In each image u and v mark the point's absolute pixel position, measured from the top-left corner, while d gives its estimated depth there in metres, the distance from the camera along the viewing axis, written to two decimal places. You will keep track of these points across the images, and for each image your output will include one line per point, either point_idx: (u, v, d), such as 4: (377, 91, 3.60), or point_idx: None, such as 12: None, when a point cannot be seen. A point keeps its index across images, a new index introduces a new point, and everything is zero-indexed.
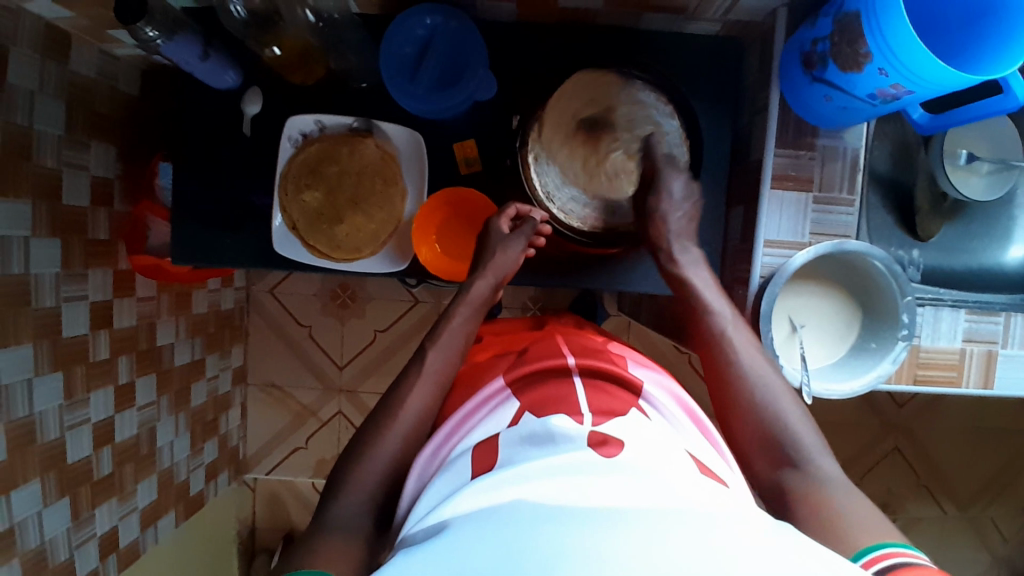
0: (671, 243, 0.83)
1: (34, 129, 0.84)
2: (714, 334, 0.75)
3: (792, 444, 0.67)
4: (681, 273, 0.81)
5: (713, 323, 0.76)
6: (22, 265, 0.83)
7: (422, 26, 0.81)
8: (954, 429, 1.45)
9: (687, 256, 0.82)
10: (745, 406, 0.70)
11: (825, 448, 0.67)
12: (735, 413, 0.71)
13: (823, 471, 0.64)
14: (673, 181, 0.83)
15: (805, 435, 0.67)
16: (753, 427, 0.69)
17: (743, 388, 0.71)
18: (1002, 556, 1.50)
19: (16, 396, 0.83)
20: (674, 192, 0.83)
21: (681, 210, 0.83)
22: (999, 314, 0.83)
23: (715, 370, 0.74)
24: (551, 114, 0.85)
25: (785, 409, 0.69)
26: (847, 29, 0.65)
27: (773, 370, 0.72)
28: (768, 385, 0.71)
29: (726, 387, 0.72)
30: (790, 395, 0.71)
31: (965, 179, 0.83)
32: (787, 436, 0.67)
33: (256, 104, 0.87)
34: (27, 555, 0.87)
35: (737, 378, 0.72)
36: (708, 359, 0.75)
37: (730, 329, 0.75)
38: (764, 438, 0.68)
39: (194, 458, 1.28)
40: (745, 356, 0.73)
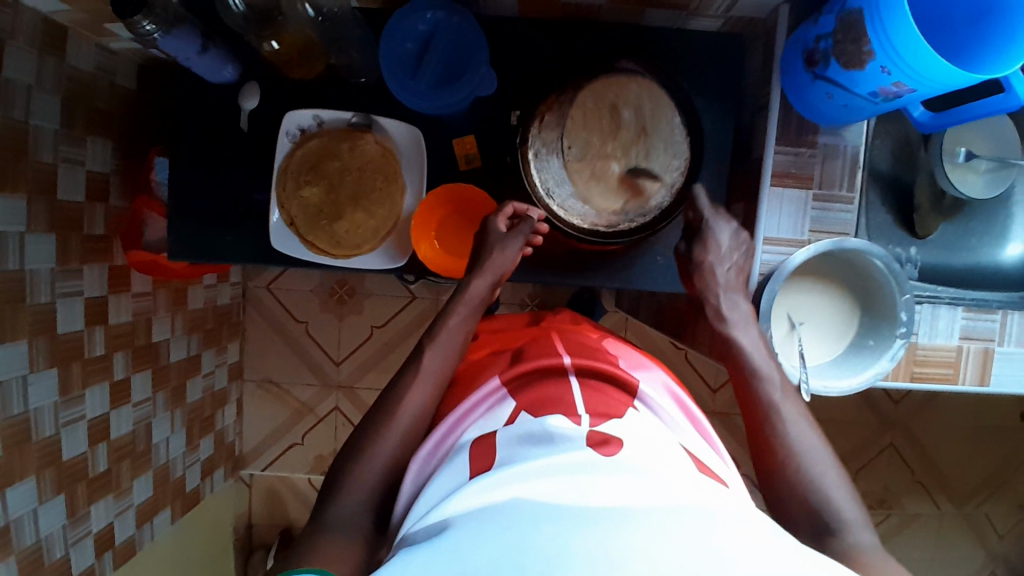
0: (720, 298, 0.80)
1: (30, 124, 0.83)
2: (760, 397, 0.74)
3: (833, 516, 0.64)
4: (728, 331, 0.79)
5: (761, 385, 0.74)
6: (17, 261, 0.82)
7: (424, 21, 0.80)
8: (949, 426, 1.46)
9: (736, 312, 0.79)
10: (787, 472, 0.68)
11: (867, 523, 0.64)
12: (777, 478, 0.68)
13: (865, 546, 0.61)
14: (720, 231, 0.81)
15: (848, 508, 0.64)
16: (794, 493, 0.67)
17: (788, 455, 0.69)
18: (996, 552, 1.51)
19: (12, 392, 0.83)
20: (722, 243, 0.81)
21: (729, 262, 0.81)
22: (996, 312, 0.83)
23: (759, 436, 0.72)
24: (550, 112, 0.83)
25: (828, 479, 0.67)
26: (850, 27, 0.65)
27: (819, 439, 0.70)
28: (814, 455, 0.68)
29: (769, 452, 0.70)
30: (835, 466, 0.68)
31: (962, 177, 0.83)
32: (828, 506, 0.64)
33: (254, 98, 0.86)
34: (23, 552, 0.86)
35: (780, 443, 0.70)
36: (752, 422, 0.73)
37: (777, 394, 0.73)
38: (804, 506, 0.65)
39: (190, 455, 1.28)
40: (791, 424, 0.71)
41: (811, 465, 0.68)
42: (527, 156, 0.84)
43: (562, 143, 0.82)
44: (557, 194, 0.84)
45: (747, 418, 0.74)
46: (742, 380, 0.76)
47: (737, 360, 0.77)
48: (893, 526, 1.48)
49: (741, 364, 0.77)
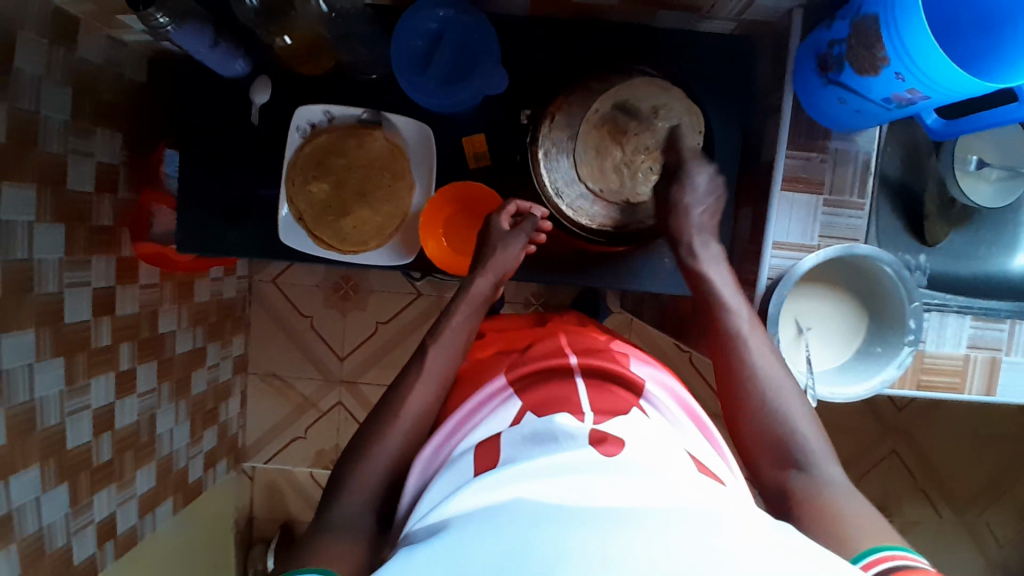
0: (692, 237, 0.80)
1: (39, 115, 0.83)
2: (728, 330, 0.73)
3: (797, 445, 0.65)
4: (700, 270, 0.78)
5: (729, 319, 0.74)
6: (25, 251, 0.82)
7: (434, 19, 0.81)
8: (952, 434, 1.46)
9: (707, 252, 0.79)
10: (755, 407, 0.68)
11: (833, 456, 0.65)
12: (744, 413, 0.69)
13: (830, 478, 0.62)
14: (698, 174, 0.81)
15: (814, 442, 0.65)
16: (761, 427, 0.67)
17: (755, 389, 0.69)
18: (996, 560, 1.51)
19: (17, 381, 0.83)
20: (698, 184, 0.81)
21: (703, 206, 0.81)
22: (1003, 322, 0.83)
23: (727, 369, 0.72)
24: (559, 113, 0.83)
25: (795, 414, 0.67)
26: (864, 33, 0.65)
27: (787, 374, 0.70)
28: (783, 389, 0.69)
29: (737, 388, 0.70)
30: (801, 400, 0.68)
31: (973, 185, 0.83)
32: (794, 440, 0.65)
33: (264, 92, 0.87)
34: (25, 541, 0.87)
35: (747, 376, 0.70)
36: (721, 357, 0.73)
37: (745, 327, 0.73)
38: (771, 440, 0.66)
39: (193, 446, 1.28)
40: (760, 358, 0.71)
41: (777, 398, 0.68)
42: (536, 157, 0.84)
43: (574, 143, 0.83)
44: (566, 194, 0.84)
45: (715, 355, 0.74)
46: (710, 316, 0.76)
47: (707, 297, 0.76)
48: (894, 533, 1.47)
49: (712, 301, 0.76)
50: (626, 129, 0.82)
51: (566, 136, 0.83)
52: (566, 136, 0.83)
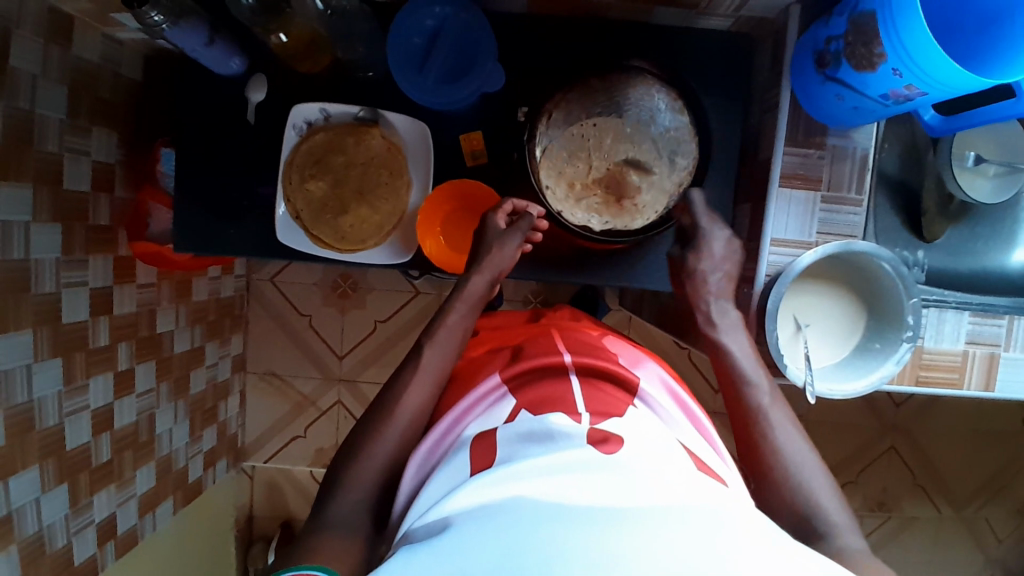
0: (710, 305, 0.81)
1: (35, 114, 0.83)
2: (748, 402, 0.73)
3: (821, 518, 0.63)
4: (717, 337, 0.78)
5: (748, 391, 0.73)
6: (22, 251, 0.82)
7: (431, 16, 0.80)
8: (951, 430, 1.46)
9: (726, 319, 0.79)
10: (778, 481, 0.67)
11: (855, 527, 0.64)
12: (766, 487, 0.67)
13: (853, 548, 0.61)
14: (714, 239, 0.82)
15: (837, 514, 0.64)
16: (784, 502, 0.65)
17: (776, 461, 0.68)
18: (995, 556, 1.51)
19: (15, 382, 0.83)
20: (715, 250, 0.82)
21: (720, 271, 0.82)
22: (1001, 317, 0.83)
23: (747, 443, 0.71)
24: (558, 109, 0.83)
25: (817, 485, 0.66)
26: (862, 29, 0.65)
27: (808, 446, 0.70)
28: (805, 462, 0.67)
29: (759, 461, 0.69)
30: (824, 471, 0.68)
31: (971, 182, 0.82)
32: (817, 512, 0.64)
33: (260, 91, 0.86)
34: (24, 541, 0.87)
35: (769, 448, 0.69)
36: (741, 429, 0.72)
37: (765, 399, 0.73)
38: (794, 513, 0.65)
39: (193, 445, 1.28)
40: (780, 429, 0.70)
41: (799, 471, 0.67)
42: (533, 151, 0.82)
43: (570, 140, 0.83)
44: (562, 190, 0.83)
45: (737, 428, 0.73)
46: (729, 388, 0.75)
47: (725, 366, 0.76)
48: (892, 528, 1.48)
49: (730, 372, 0.76)
50: (622, 134, 0.83)
51: (563, 133, 0.83)
52: (563, 133, 0.83)
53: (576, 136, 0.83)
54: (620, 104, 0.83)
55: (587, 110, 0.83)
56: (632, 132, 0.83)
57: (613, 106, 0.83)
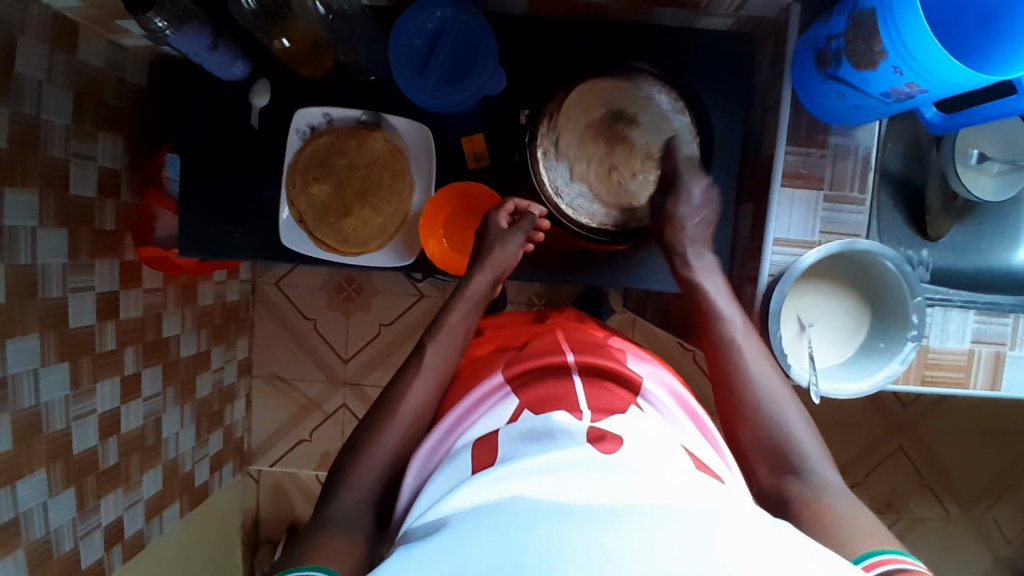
0: (686, 247, 0.80)
1: (41, 120, 0.84)
2: (722, 337, 0.73)
3: (796, 452, 0.64)
4: (694, 278, 0.78)
5: (723, 327, 0.73)
6: (29, 256, 0.83)
7: (432, 19, 0.81)
8: (958, 430, 1.45)
9: (701, 262, 0.79)
10: (752, 414, 0.67)
11: (829, 461, 0.64)
12: (742, 420, 0.68)
13: (828, 483, 0.61)
14: (693, 184, 0.80)
15: (810, 446, 0.65)
16: (758, 435, 0.66)
17: (751, 394, 0.69)
18: (1004, 556, 1.50)
19: (23, 386, 0.83)
20: (694, 196, 0.80)
21: (699, 215, 0.80)
22: (1007, 315, 0.83)
23: (722, 378, 0.71)
24: (562, 110, 0.83)
25: (790, 418, 0.67)
26: (862, 27, 0.65)
27: (780, 378, 0.70)
28: (779, 397, 0.68)
29: (734, 397, 0.69)
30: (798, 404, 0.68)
31: (975, 180, 0.81)
32: (792, 445, 0.65)
33: (264, 96, 0.87)
34: (32, 544, 0.87)
35: (743, 382, 0.69)
36: (716, 366, 0.72)
37: (739, 334, 0.73)
38: (768, 446, 0.65)
39: (199, 449, 1.29)
40: (754, 364, 0.70)
41: (772, 404, 0.68)
42: (535, 153, 0.84)
43: (575, 141, 0.83)
44: (566, 190, 0.84)
45: (711, 365, 0.73)
46: (704, 325, 0.75)
47: (700, 306, 0.76)
48: (900, 529, 1.47)
49: (705, 309, 0.75)
50: (633, 133, 0.83)
51: (568, 134, 0.84)
52: (568, 134, 0.84)
53: (583, 136, 0.83)
54: (632, 103, 0.83)
55: (592, 110, 0.83)
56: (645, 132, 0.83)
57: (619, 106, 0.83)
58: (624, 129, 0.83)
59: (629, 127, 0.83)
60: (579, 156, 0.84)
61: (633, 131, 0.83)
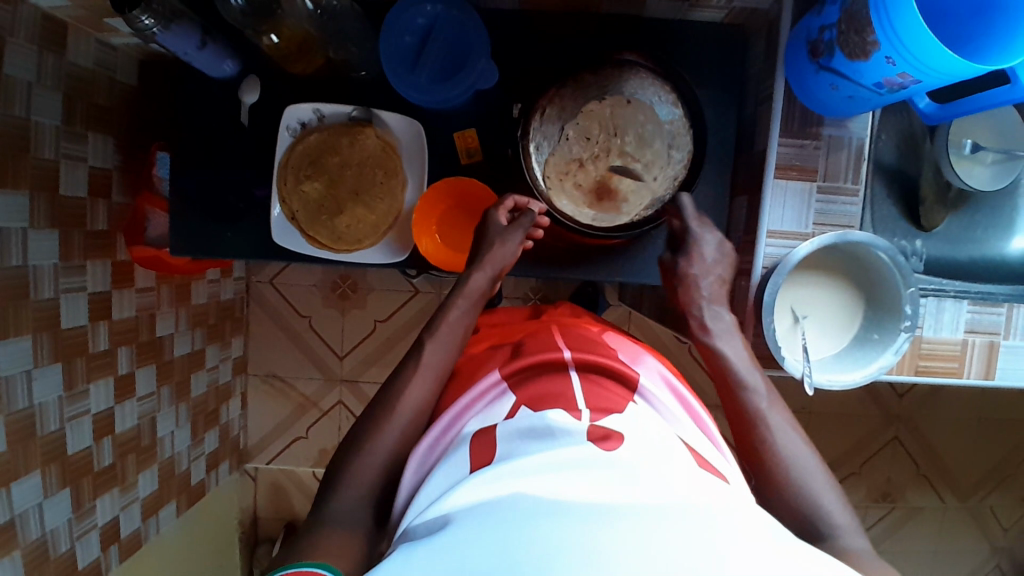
0: (703, 311, 0.79)
1: (30, 120, 0.83)
2: (745, 406, 0.71)
3: (825, 524, 0.62)
4: (711, 343, 0.76)
5: (746, 396, 0.71)
6: (20, 257, 0.82)
7: (423, 14, 0.80)
8: (954, 419, 1.46)
9: (719, 324, 0.78)
10: (779, 486, 0.65)
11: (861, 531, 0.62)
12: (770, 491, 0.66)
13: (858, 554, 0.59)
14: (704, 241, 0.80)
15: (840, 516, 0.63)
16: (787, 506, 0.64)
17: (777, 466, 0.66)
18: (999, 544, 1.51)
19: (16, 388, 0.83)
20: (706, 254, 0.81)
21: (713, 273, 0.80)
22: (1001, 306, 0.83)
23: (748, 448, 0.69)
24: (552, 103, 0.83)
25: (818, 489, 0.64)
26: (854, 17, 0.64)
27: (808, 446, 0.68)
28: (806, 466, 0.66)
29: (761, 467, 0.67)
30: (825, 473, 0.66)
31: (969, 170, 0.81)
32: (821, 518, 0.62)
33: (254, 93, 0.86)
34: (28, 546, 0.87)
35: (769, 454, 0.67)
36: (741, 436, 0.71)
37: (763, 403, 0.71)
38: (796, 516, 0.63)
39: (195, 449, 1.29)
40: (779, 433, 0.68)
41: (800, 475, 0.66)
42: (529, 146, 0.83)
43: (564, 134, 0.83)
44: (560, 184, 0.83)
45: (736, 434, 0.71)
46: (727, 392, 0.73)
47: (720, 371, 0.74)
48: (897, 519, 1.47)
49: (726, 376, 0.74)
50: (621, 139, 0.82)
51: (558, 128, 0.83)
52: (558, 127, 0.83)
53: (572, 130, 0.83)
54: (621, 107, 0.83)
55: (581, 103, 0.83)
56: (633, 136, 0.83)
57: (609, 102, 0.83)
58: (613, 123, 0.82)
59: (618, 121, 0.82)
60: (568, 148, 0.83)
61: (622, 125, 0.82)
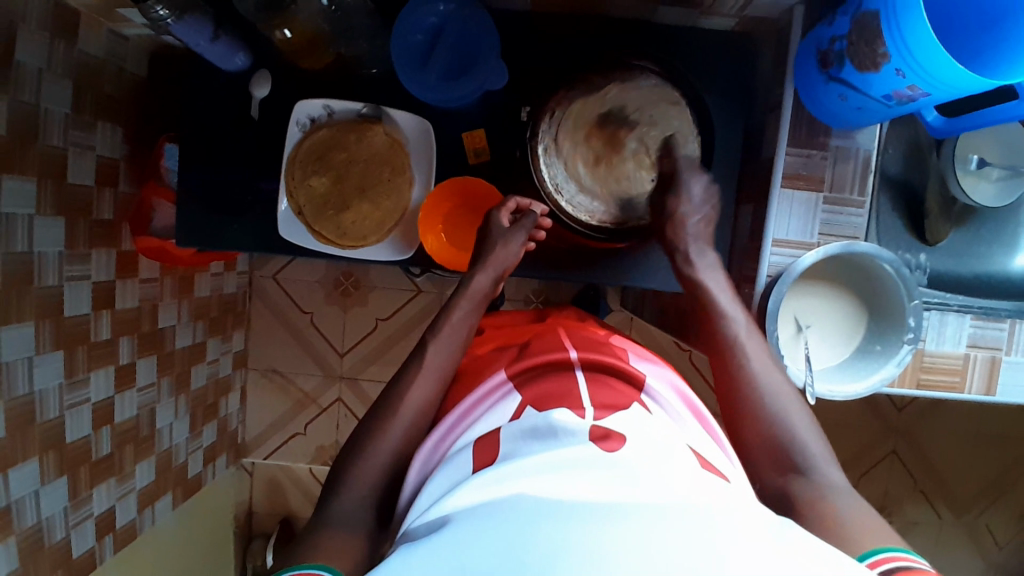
0: (689, 246, 0.81)
1: (40, 107, 0.83)
2: (725, 335, 0.74)
3: (797, 447, 0.65)
4: (696, 277, 0.79)
5: (726, 326, 0.74)
6: (25, 244, 0.82)
7: (435, 13, 0.81)
8: (952, 434, 1.46)
9: (704, 260, 0.80)
10: (755, 410, 0.68)
11: (831, 457, 0.65)
12: (745, 415, 0.69)
13: (828, 479, 0.62)
14: (692, 184, 0.82)
15: (815, 444, 0.66)
16: (762, 431, 0.67)
17: (753, 392, 0.70)
18: (995, 561, 1.50)
19: (17, 374, 0.83)
20: (694, 196, 0.81)
21: (699, 214, 0.81)
22: (1003, 321, 0.83)
23: (725, 376, 0.72)
24: (568, 101, 0.83)
25: (790, 414, 0.68)
26: (864, 29, 0.65)
27: (782, 376, 0.71)
28: (781, 392, 0.69)
29: (739, 394, 0.70)
30: (800, 403, 0.69)
31: (974, 185, 0.82)
32: (794, 442, 0.65)
33: (265, 88, 0.86)
34: (23, 533, 0.87)
35: (747, 381, 0.70)
36: (720, 364, 0.74)
37: (743, 332, 0.74)
38: (769, 442, 0.66)
39: (193, 441, 1.29)
40: (756, 361, 0.72)
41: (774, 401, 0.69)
42: (542, 145, 0.84)
43: (578, 133, 0.84)
44: (569, 182, 0.85)
45: (715, 364, 0.74)
46: (708, 322, 0.77)
47: (703, 301, 0.77)
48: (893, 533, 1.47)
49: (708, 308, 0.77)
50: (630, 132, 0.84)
51: (573, 124, 0.84)
52: (573, 124, 0.84)
53: (587, 126, 0.83)
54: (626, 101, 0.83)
55: (596, 102, 0.83)
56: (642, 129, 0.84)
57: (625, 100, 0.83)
58: (626, 119, 0.83)
59: (631, 118, 0.83)
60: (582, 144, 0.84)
61: (635, 122, 0.83)
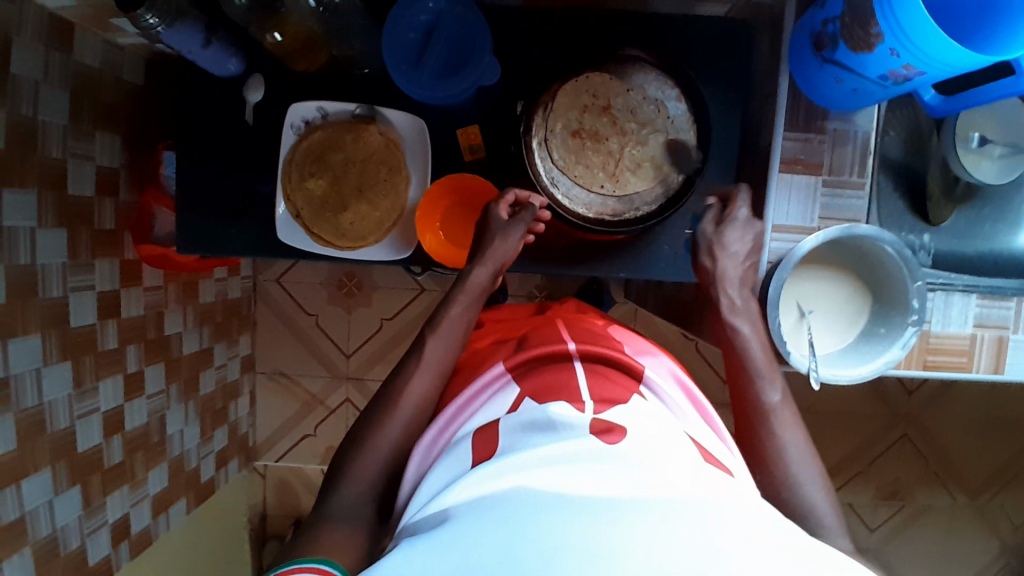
0: (734, 289, 0.77)
1: (37, 119, 0.84)
2: (753, 394, 0.72)
3: (812, 520, 0.65)
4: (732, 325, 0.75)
5: (755, 385, 0.72)
6: (28, 255, 0.83)
7: (425, 10, 0.80)
8: (963, 417, 1.44)
9: (747, 307, 0.77)
10: (775, 477, 0.67)
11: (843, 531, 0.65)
12: (765, 479, 0.68)
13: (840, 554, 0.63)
14: (746, 223, 0.78)
15: (828, 515, 0.65)
16: (777, 496, 0.67)
17: (775, 458, 0.68)
18: (1010, 543, 1.49)
19: (25, 386, 0.84)
20: (745, 240, 0.77)
21: (747, 260, 0.77)
22: (1010, 300, 0.82)
23: (750, 434, 0.71)
24: (571, 86, 0.82)
25: (809, 485, 0.66)
26: (857, 10, 0.64)
27: (806, 442, 0.70)
28: (804, 463, 0.67)
29: (760, 456, 0.69)
30: (821, 474, 0.68)
31: (976, 163, 0.79)
32: (810, 516, 0.65)
33: (259, 92, 0.86)
34: (38, 543, 0.88)
35: (770, 447, 0.69)
36: (746, 420, 0.72)
37: (775, 398, 0.71)
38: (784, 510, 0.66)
39: (204, 446, 1.30)
40: (783, 429, 0.69)
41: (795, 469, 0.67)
42: (542, 129, 0.82)
43: (580, 120, 0.82)
44: (570, 167, 0.83)
45: (740, 421, 0.72)
46: (739, 377, 0.74)
47: (737, 355, 0.74)
48: (906, 517, 1.46)
49: (740, 361, 0.74)
50: (621, 128, 0.82)
51: (575, 111, 0.82)
52: (576, 111, 0.83)
53: (587, 114, 0.82)
54: (617, 98, 0.82)
55: (597, 90, 0.82)
56: (635, 124, 0.83)
57: (629, 90, 0.83)
58: (626, 107, 0.82)
59: (630, 106, 0.83)
60: (581, 131, 0.82)
61: (636, 110, 0.83)
